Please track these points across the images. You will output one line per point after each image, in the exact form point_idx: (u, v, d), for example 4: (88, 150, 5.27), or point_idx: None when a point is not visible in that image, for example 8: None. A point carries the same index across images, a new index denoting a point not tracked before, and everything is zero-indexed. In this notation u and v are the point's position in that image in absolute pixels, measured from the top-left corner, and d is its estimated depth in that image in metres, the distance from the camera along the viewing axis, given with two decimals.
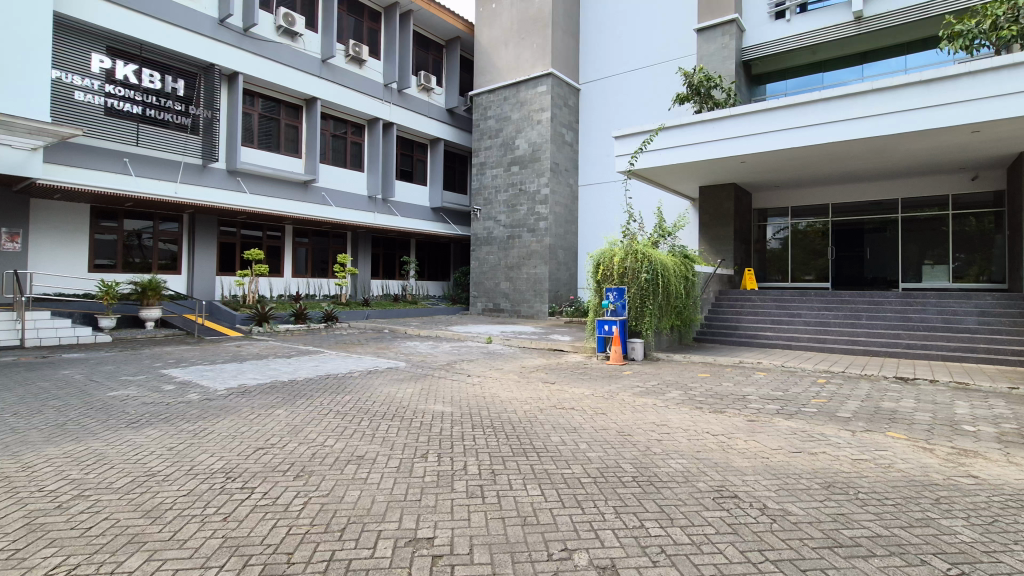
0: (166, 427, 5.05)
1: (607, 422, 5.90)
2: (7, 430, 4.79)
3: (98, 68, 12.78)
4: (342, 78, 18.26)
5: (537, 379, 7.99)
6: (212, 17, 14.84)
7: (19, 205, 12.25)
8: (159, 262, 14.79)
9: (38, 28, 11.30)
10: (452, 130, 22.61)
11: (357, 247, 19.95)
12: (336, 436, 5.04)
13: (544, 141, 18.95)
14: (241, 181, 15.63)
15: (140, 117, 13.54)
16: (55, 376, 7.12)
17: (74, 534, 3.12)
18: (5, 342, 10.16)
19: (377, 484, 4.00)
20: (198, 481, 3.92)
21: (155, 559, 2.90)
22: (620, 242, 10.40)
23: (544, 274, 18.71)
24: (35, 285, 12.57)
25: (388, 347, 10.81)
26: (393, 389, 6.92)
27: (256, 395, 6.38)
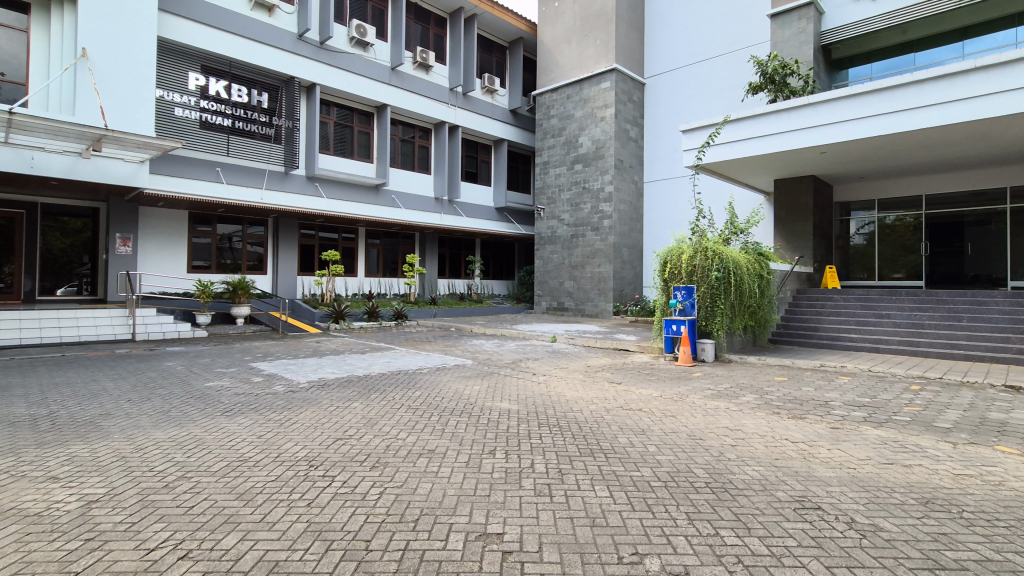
0: (256, 416, 5.43)
1: (677, 424, 5.73)
2: (123, 415, 5.33)
3: (194, 86, 14.05)
4: (409, 84, 18.84)
5: (602, 378, 7.88)
6: (292, 33, 15.78)
7: (129, 212, 13.54)
8: (248, 263, 15.96)
9: (144, 52, 12.48)
10: (516, 130, 22.75)
11: (424, 247, 20.53)
12: (408, 430, 5.21)
13: (608, 138, 18.66)
14: (318, 186, 16.56)
15: (229, 129, 14.64)
16: (160, 367, 7.84)
17: (179, 512, 3.42)
18: (119, 335, 11.32)
19: (447, 478, 4.10)
20: (285, 468, 4.19)
21: (248, 538, 3.12)
22: (688, 240, 10.04)
23: (608, 273, 18.43)
24: (143, 285, 13.92)
25: (455, 344, 11.04)
26: (460, 386, 7.08)
27: (334, 388, 6.72)
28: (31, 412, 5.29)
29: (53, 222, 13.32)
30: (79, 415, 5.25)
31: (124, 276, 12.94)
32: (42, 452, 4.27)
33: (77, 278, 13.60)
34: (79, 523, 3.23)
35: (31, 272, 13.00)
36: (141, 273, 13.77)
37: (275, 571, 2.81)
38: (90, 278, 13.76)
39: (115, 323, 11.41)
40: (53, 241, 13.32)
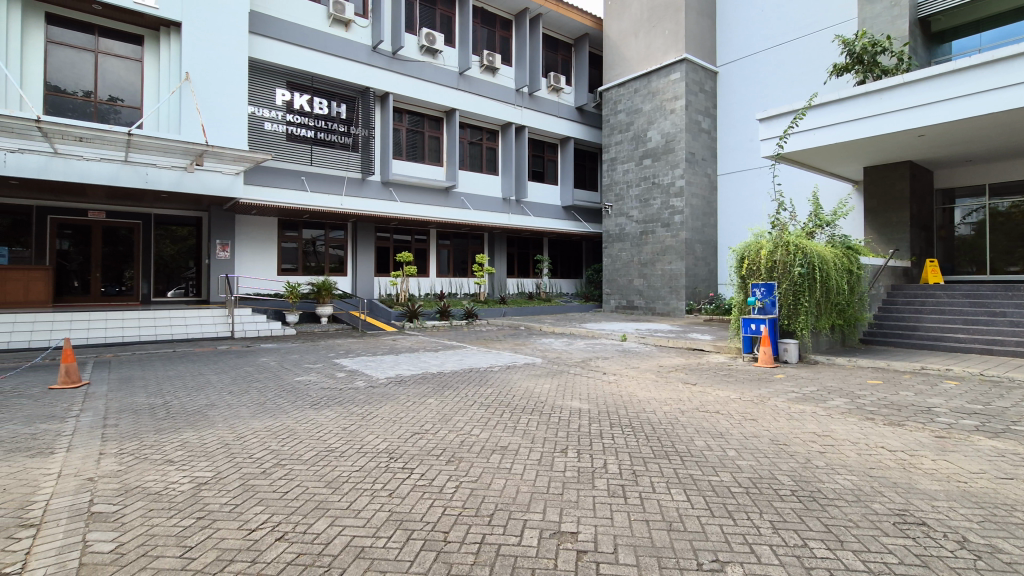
0: (340, 409, 5.76)
1: (758, 428, 5.45)
2: (225, 406, 5.83)
3: (281, 101, 15.12)
4: (476, 87, 19.18)
5: (675, 379, 7.64)
6: (367, 45, 16.56)
7: (227, 221, 14.80)
8: (330, 265, 16.93)
9: (236, 70, 13.53)
10: (582, 128, 22.55)
11: (493, 247, 20.84)
12: (481, 426, 5.32)
13: (679, 131, 18.04)
14: (392, 191, 17.26)
15: (313, 140, 15.65)
16: (255, 362, 8.50)
17: (275, 496, 3.71)
18: (221, 333, 12.36)
19: (520, 475, 4.15)
20: (368, 459, 4.42)
21: (336, 524, 3.32)
22: (768, 234, 9.52)
23: (680, 271, 17.83)
24: (241, 287, 15.08)
25: (525, 343, 11.13)
26: (531, 384, 7.13)
27: (410, 384, 7.00)
28: (150, 402, 5.92)
29: (164, 231, 14.77)
30: (188, 406, 5.81)
31: (223, 279, 14.14)
32: (161, 438, 4.77)
33: (184, 281, 15.01)
34: (192, 502, 3.59)
35: (146, 276, 14.48)
36: (239, 275, 14.96)
37: (362, 556, 2.97)
38: (195, 281, 15.16)
39: (217, 322, 12.45)
40: (164, 248, 14.78)
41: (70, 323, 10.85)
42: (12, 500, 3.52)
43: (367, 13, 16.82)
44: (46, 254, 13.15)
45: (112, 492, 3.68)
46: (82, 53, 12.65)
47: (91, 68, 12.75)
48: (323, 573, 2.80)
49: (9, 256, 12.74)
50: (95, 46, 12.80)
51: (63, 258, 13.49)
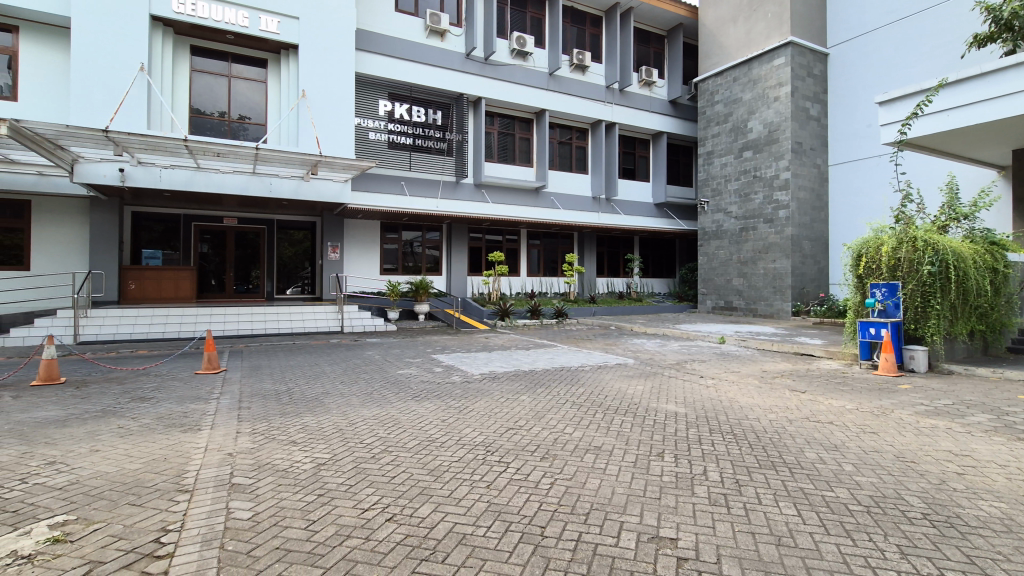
0: (439, 402, 6.04)
1: (880, 443, 4.94)
2: (338, 394, 6.34)
3: (383, 112, 16.04)
4: (566, 87, 19.15)
5: (781, 385, 7.14)
6: (461, 53, 17.18)
7: (336, 224, 15.96)
8: (426, 265, 17.77)
9: (345, 85, 14.60)
10: (676, 121, 21.72)
11: (583, 247, 20.69)
12: (574, 425, 5.32)
13: (784, 120, 16.81)
14: (485, 193, 17.80)
15: (411, 146, 16.46)
16: (362, 355, 9.15)
17: (384, 479, 3.98)
18: (332, 327, 13.45)
19: (615, 476, 4.10)
20: (466, 450, 4.59)
21: (439, 510, 3.50)
22: (890, 229, 8.62)
23: (785, 269, 16.60)
24: (351, 285, 16.29)
25: (616, 343, 10.95)
26: (623, 385, 7.02)
27: (503, 381, 7.18)
28: (276, 388, 6.58)
29: (284, 235, 16.28)
30: (308, 393, 6.39)
31: (334, 278, 15.36)
32: (286, 421, 5.28)
33: (300, 280, 16.40)
34: (313, 480, 3.95)
35: (270, 276, 16.06)
36: (347, 275, 16.14)
37: (463, 543, 3.10)
38: (310, 280, 16.51)
39: (329, 317, 13.54)
40: (284, 250, 16.27)
41: (210, 316, 12.30)
42: (172, 468, 4.07)
43: (461, 22, 17.47)
44: (191, 256, 15.05)
45: (248, 467, 4.14)
46: (218, 78, 14.28)
47: (225, 91, 14.37)
48: (429, 554, 2.97)
49: (163, 258, 14.75)
50: (229, 71, 14.40)
51: (203, 259, 15.33)
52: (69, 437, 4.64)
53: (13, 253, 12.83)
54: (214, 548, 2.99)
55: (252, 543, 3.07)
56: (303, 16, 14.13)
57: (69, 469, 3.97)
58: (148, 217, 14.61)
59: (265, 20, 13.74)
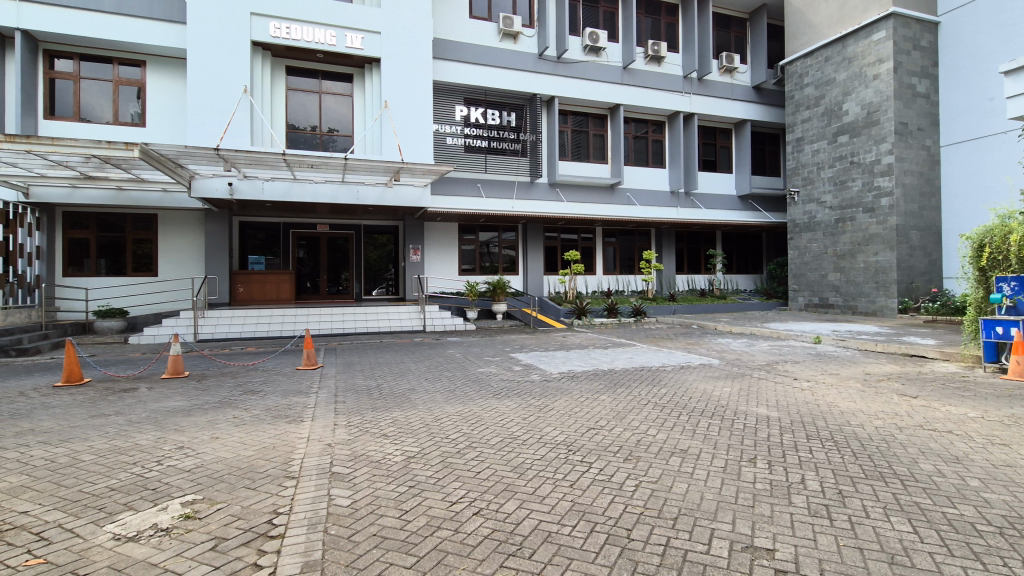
0: (520, 400, 6.13)
1: (1013, 456, 4.38)
2: (424, 391, 6.61)
3: (460, 116, 16.45)
4: (641, 80, 18.67)
5: (887, 390, 6.54)
6: (534, 54, 17.27)
7: (417, 228, 16.62)
8: (503, 266, 18.03)
9: (423, 93, 15.15)
10: (761, 108, 20.50)
11: (661, 243, 20.09)
12: (657, 427, 5.18)
13: (885, 99, 15.37)
14: (560, 191, 17.79)
15: (487, 149, 16.72)
16: (443, 354, 9.45)
17: (470, 474, 4.10)
18: (415, 326, 14.02)
19: (703, 481, 3.94)
20: (548, 449, 4.62)
21: (524, 507, 3.54)
22: (1019, 215, 7.62)
23: (889, 263, 15.17)
24: (431, 286, 16.89)
25: (699, 343, 10.54)
26: (709, 386, 6.75)
27: (583, 380, 7.15)
28: (367, 384, 6.98)
29: (369, 239, 17.15)
30: (396, 389, 6.72)
31: (416, 279, 16.00)
32: (377, 415, 5.58)
33: (385, 282, 17.19)
34: (404, 472, 4.15)
35: (358, 278, 16.99)
36: (428, 276, 16.73)
37: (549, 540, 3.12)
38: (393, 281, 17.27)
39: (412, 317, 14.12)
40: (370, 254, 17.15)
41: (307, 317, 13.23)
42: (279, 456, 4.44)
43: (534, 23, 17.57)
44: (289, 261, 16.31)
45: (345, 458, 4.42)
46: (310, 95, 15.33)
47: (316, 106, 15.40)
48: (516, 550, 3.02)
49: (266, 263, 16.08)
50: (319, 87, 15.43)
51: (300, 263, 16.54)
52: (194, 425, 5.19)
53: (144, 262, 14.51)
54: (319, 531, 3.22)
55: (351, 529, 3.29)
56: (385, 30, 14.83)
57: (195, 454, 4.44)
58: (252, 225, 15.96)
59: (350, 37, 14.55)
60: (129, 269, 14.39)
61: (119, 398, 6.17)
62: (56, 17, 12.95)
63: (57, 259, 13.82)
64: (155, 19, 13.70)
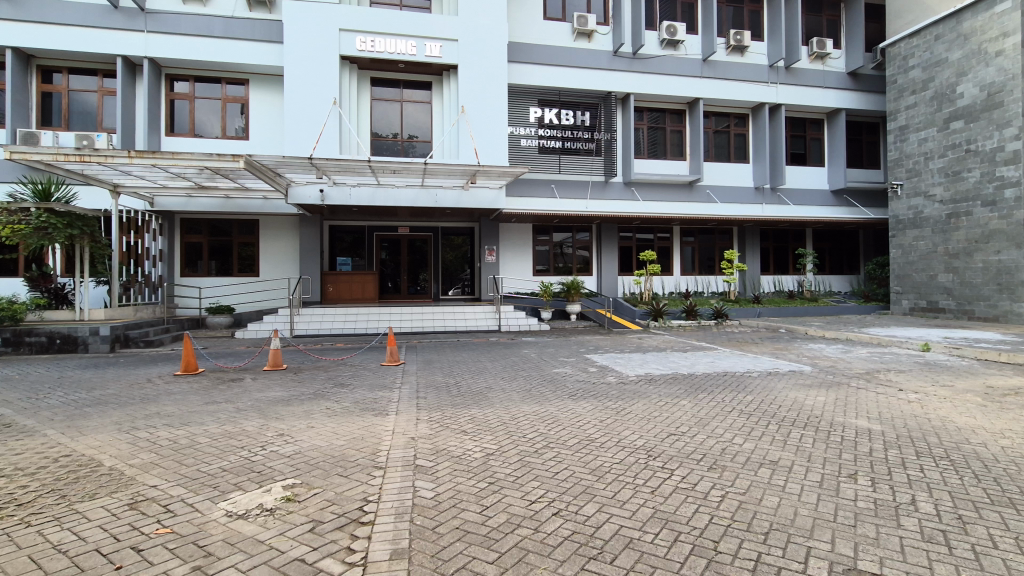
0: (596, 402, 6.06)
1: None
2: (500, 389, 6.72)
3: (534, 118, 16.57)
4: (723, 71, 17.86)
5: (1015, 405, 5.83)
6: (608, 51, 17.02)
7: (493, 229, 16.91)
8: (577, 266, 17.94)
9: (499, 96, 15.39)
10: (857, 95, 18.95)
11: (745, 242, 19.10)
12: (743, 436, 4.93)
13: (1010, 78, 13.70)
14: (635, 190, 17.46)
15: (561, 149, 16.72)
16: (519, 354, 9.55)
17: (548, 475, 4.11)
18: (491, 325, 14.26)
19: (797, 495, 3.70)
20: (627, 453, 4.53)
21: (604, 512, 3.50)
22: None
23: (1014, 261, 13.53)
24: (506, 286, 17.11)
25: (788, 347, 9.94)
26: (800, 394, 6.34)
27: (662, 383, 6.94)
28: (447, 381, 7.21)
29: (447, 240, 17.68)
30: (474, 386, 6.88)
31: (492, 280, 16.30)
32: (457, 411, 5.74)
33: (461, 282, 17.66)
34: (484, 468, 4.24)
35: (436, 279, 17.56)
36: (502, 276, 16.99)
37: (631, 546, 3.07)
38: (469, 281, 17.68)
39: (488, 317, 14.38)
40: (447, 254, 17.68)
41: (390, 315, 13.86)
42: (368, 447, 4.68)
43: (609, 20, 17.33)
44: (373, 262, 17.17)
45: (428, 451, 4.59)
46: (393, 103, 16.04)
47: (397, 114, 16.09)
48: (597, 553, 3.00)
49: (352, 264, 17.04)
50: (400, 96, 16.11)
51: (382, 264, 17.35)
52: (292, 414, 5.60)
53: (248, 263, 15.84)
54: (406, 521, 3.37)
55: (436, 520, 3.41)
56: (462, 37, 15.23)
57: (293, 441, 4.79)
58: (340, 229, 16.96)
59: (429, 46, 15.09)
60: (236, 270, 15.75)
61: (228, 387, 6.78)
62: (175, 44, 14.47)
63: (176, 261, 15.41)
64: (256, 40, 14.93)
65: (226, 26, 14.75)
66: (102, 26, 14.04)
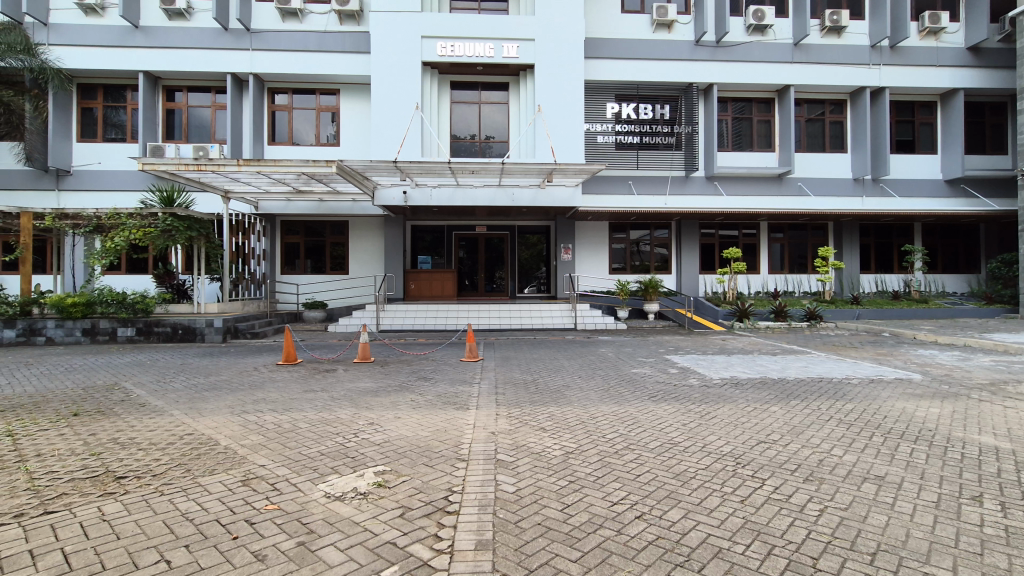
0: (678, 405, 5.88)
1: None
2: (578, 388, 6.71)
3: (611, 114, 16.26)
4: (818, 55, 16.63)
5: None
6: (690, 41, 16.39)
7: (568, 227, 16.85)
8: (655, 264, 17.46)
9: (575, 93, 15.29)
10: (978, 73, 16.93)
11: (841, 238, 17.70)
12: (844, 447, 4.58)
13: None
14: (718, 185, 16.72)
15: (639, 145, 16.38)
16: (596, 352, 9.48)
17: (630, 477, 4.05)
18: (567, 323, 14.23)
19: (909, 516, 3.39)
20: (713, 459, 4.37)
21: (690, 518, 3.40)
22: None
23: None
24: (581, 285, 17.01)
25: (894, 353, 9.10)
26: (909, 404, 5.79)
27: (749, 388, 6.60)
28: (525, 378, 7.30)
29: (522, 239, 17.85)
30: (552, 384, 6.92)
31: (567, 278, 16.27)
32: (536, 408, 5.81)
33: (536, 280, 17.76)
34: (564, 466, 4.26)
35: (512, 277, 17.78)
36: (578, 275, 16.90)
37: (721, 557, 2.96)
38: (544, 280, 17.74)
39: (564, 315, 14.37)
40: (523, 253, 17.84)
41: (468, 312, 14.21)
42: (451, 439, 4.86)
43: (690, 9, 16.67)
44: (452, 260, 17.69)
45: (508, 446, 4.68)
46: (471, 106, 16.42)
47: (475, 116, 16.43)
48: (684, 561, 2.91)
49: (432, 263, 17.65)
50: (478, 98, 16.45)
51: (460, 262, 17.82)
52: (381, 404, 5.92)
53: (339, 261, 16.89)
54: (489, 513, 3.46)
55: (518, 514, 3.47)
56: (539, 36, 15.28)
57: (382, 430, 5.06)
58: (421, 229, 17.63)
59: (507, 47, 15.28)
60: (328, 268, 16.85)
61: (324, 377, 7.29)
62: (275, 60, 15.69)
63: (277, 260, 16.74)
64: (346, 52, 15.85)
65: (320, 40, 15.79)
66: (214, 47, 15.52)
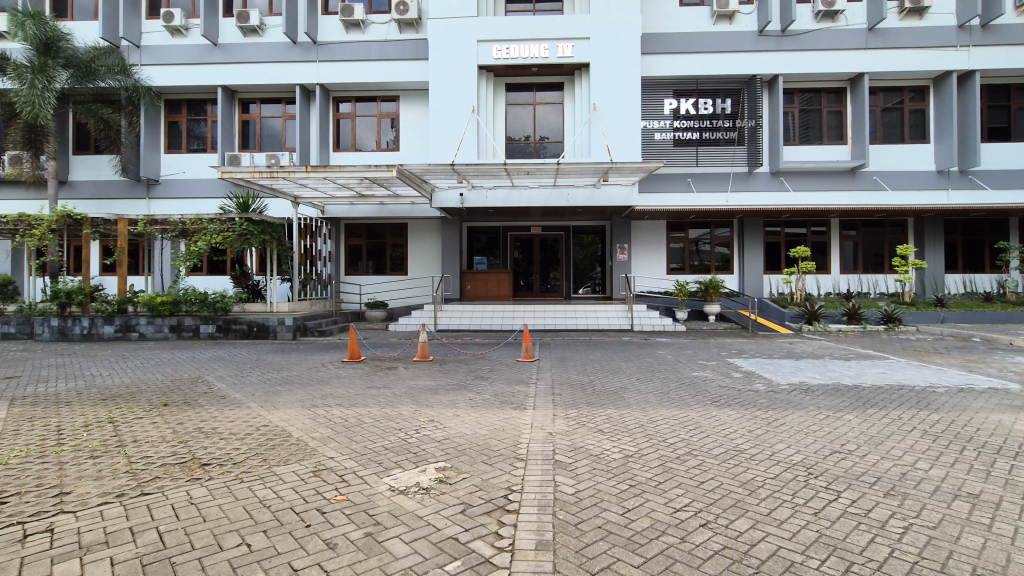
0: (743, 410, 5.66)
1: None
2: (637, 390, 6.61)
3: (669, 110, 15.92)
4: (896, 39, 15.51)
5: None
6: (753, 31, 15.73)
7: (624, 227, 16.60)
8: (715, 264, 16.88)
9: (632, 90, 15.03)
10: None
11: (923, 235, 16.46)
12: (930, 461, 4.25)
13: None
14: (784, 180, 15.96)
15: (698, 141, 15.94)
16: (655, 354, 9.29)
17: (693, 483, 3.94)
18: (623, 324, 14.03)
19: (1010, 540, 3.10)
20: (783, 468, 4.17)
21: (758, 529, 3.27)
22: None
23: None
24: (638, 285, 16.72)
25: (985, 360, 8.36)
26: (1005, 416, 5.31)
27: (821, 394, 6.26)
28: (582, 378, 7.27)
29: (577, 239, 17.74)
30: (609, 386, 6.85)
31: (624, 279, 16.04)
32: (593, 410, 5.77)
33: (591, 280, 17.62)
34: (624, 469, 4.21)
35: (567, 277, 17.71)
36: (635, 275, 16.62)
37: (793, 570, 2.83)
38: (600, 280, 17.58)
39: (620, 316, 14.17)
40: (577, 253, 17.74)
41: (523, 313, 14.28)
42: (509, 438, 4.91)
43: None
44: (507, 261, 17.83)
45: (566, 448, 4.68)
46: (526, 107, 16.50)
47: (530, 116, 16.50)
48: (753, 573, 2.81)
49: (487, 263, 17.86)
50: (533, 99, 16.50)
51: (516, 263, 17.93)
52: (440, 402, 6.06)
53: (398, 262, 17.42)
54: (548, 514, 3.47)
55: (578, 516, 3.46)
56: (594, 34, 15.13)
57: (442, 427, 5.18)
58: (476, 230, 17.88)
59: (561, 47, 15.24)
60: (388, 269, 17.41)
61: (386, 374, 7.55)
62: (339, 70, 16.40)
63: (341, 261, 17.47)
64: (405, 59, 16.33)
65: (381, 49, 16.36)
66: (283, 60, 16.40)
